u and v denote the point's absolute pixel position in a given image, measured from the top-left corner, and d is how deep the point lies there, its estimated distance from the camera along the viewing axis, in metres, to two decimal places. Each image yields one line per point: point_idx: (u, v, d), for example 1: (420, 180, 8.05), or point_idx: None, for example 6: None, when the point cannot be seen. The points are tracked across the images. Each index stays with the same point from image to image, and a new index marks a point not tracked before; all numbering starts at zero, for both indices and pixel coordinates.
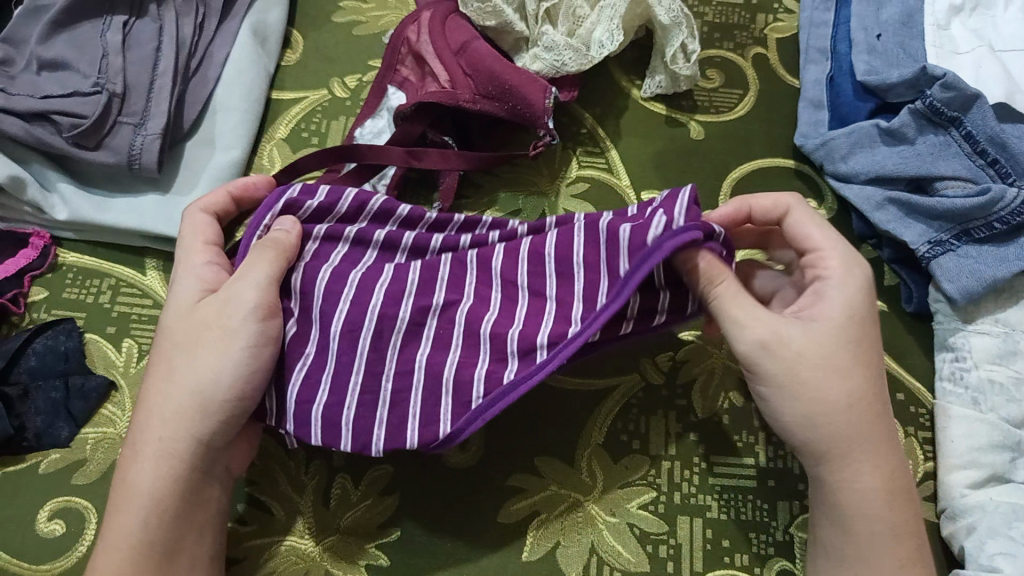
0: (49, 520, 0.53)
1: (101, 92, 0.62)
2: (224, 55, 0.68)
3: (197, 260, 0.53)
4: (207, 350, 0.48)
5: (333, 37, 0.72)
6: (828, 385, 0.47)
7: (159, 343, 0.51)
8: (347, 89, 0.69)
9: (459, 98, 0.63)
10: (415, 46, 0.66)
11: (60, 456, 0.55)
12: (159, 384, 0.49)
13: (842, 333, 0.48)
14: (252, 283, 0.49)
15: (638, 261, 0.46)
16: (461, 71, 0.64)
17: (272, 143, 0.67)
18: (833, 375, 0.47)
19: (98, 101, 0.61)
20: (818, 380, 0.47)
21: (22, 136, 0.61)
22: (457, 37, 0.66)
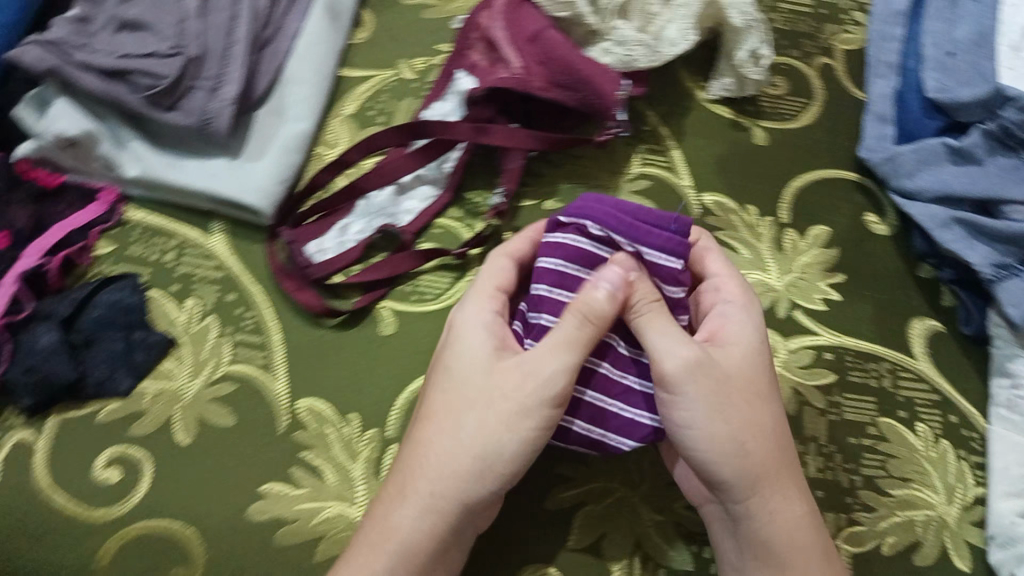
0: (105, 468, 0.54)
1: (178, 55, 0.60)
2: (297, 29, 0.68)
3: (486, 304, 0.52)
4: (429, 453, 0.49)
5: (403, 18, 0.72)
6: (748, 445, 0.49)
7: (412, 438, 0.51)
8: (415, 71, 0.70)
9: (530, 87, 0.61)
10: (488, 33, 0.65)
11: (120, 406, 0.56)
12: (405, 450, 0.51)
13: (750, 351, 0.51)
14: (470, 329, 0.51)
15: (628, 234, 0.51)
16: (534, 59, 0.62)
17: (339, 119, 0.68)
18: (742, 432, 0.49)
19: (176, 63, 0.60)
20: (741, 406, 0.49)
21: (99, 94, 0.59)
22: (531, 24, 0.63)
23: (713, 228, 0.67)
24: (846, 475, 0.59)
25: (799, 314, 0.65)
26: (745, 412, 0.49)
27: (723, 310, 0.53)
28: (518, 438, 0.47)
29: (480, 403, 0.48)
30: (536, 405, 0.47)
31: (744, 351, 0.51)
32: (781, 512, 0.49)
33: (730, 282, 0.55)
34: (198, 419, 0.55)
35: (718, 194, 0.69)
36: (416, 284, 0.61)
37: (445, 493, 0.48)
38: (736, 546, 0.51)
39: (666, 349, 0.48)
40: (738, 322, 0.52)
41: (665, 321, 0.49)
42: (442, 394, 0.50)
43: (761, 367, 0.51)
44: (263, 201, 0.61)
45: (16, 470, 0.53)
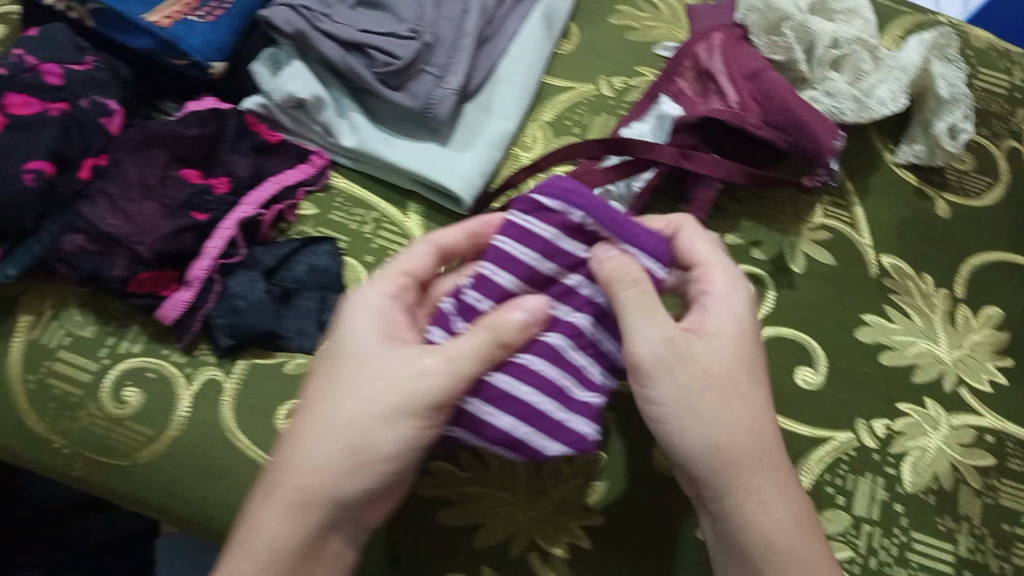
0: (287, 419, 0.55)
1: (415, 39, 0.63)
2: (514, 32, 0.70)
3: (384, 289, 0.50)
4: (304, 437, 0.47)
5: (607, 37, 0.74)
6: (687, 433, 0.47)
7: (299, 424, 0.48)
8: (613, 89, 0.72)
9: (745, 122, 0.61)
10: (706, 65, 0.65)
11: (306, 361, 0.57)
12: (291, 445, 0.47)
13: (733, 337, 0.49)
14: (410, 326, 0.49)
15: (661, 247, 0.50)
16: (750, 96, 0.63)
17: (538, 124, 0.70)
18: (690, 421, 0.47)
19: (413, 46, 0.62)
20: (717, 405, 0.48)
21: (337, 63, 0.62)
22: (749, 62, 0.64)
23: (887, 290, 0.67)
24: (995, 561, 0.59)
25: (964, 391, 0.65)
26: (729, 419, 0.48)
27: (707, 298, 0.51)
28: (402, 440, 0.46)
29: (389, 410, 0.46)
30: (386, 406, 0.46)
31: (733, 344, 0.49)
32: (761, 521, 0.48)
33: (715, 267, 0.51)
34: None
35: (896, 258, 0.69)
36: None
37: (319, 492, 0.47)
38: (722, 555, 0.51)
39: (644, 338, 0.47)
40: (732, 311, 0.50)
41: (632, 297, 0.47)
42: (348, 388, 0.47)
43: (747, 361, 0.50)
44: (465, 190, 0.63)
45: (202, 407, 0.55)
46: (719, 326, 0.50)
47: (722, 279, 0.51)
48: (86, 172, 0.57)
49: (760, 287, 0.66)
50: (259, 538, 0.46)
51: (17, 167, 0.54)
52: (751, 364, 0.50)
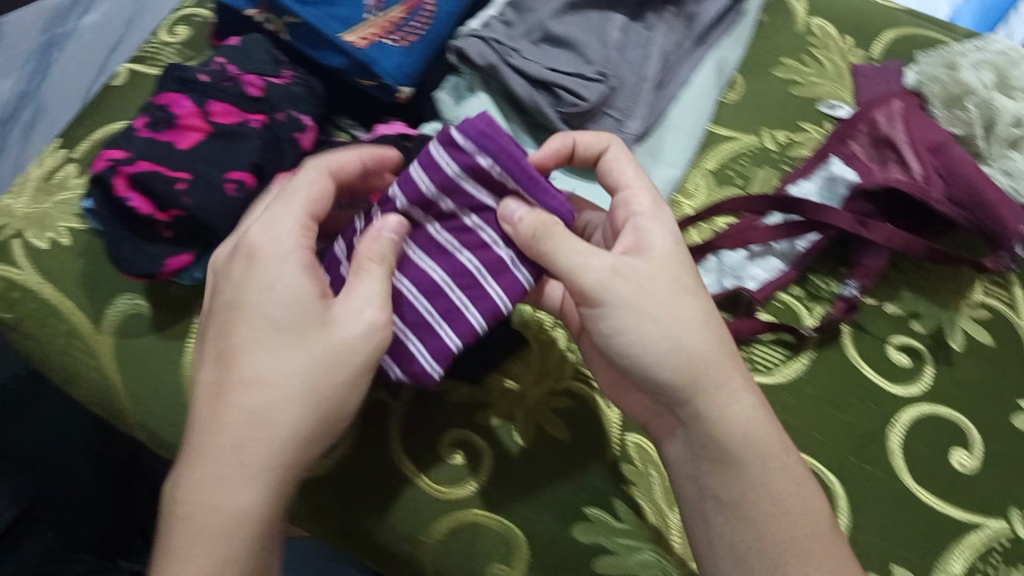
0: (451, 448, 0.58)
1: (601, 81, 0.63)
2: (687, 78, 0.69)
3: (292, 227, 0.47)
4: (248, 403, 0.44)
5: (771, 88, 0.73)
6: (621, 335, 0.47)
7: (222, 383, 0.45)
8: (777, 142, 0.71)
9: (928, 197, 0.61)
10: (886, 133, 0.65)
11: (468, 391, 0.60)
12: (214, 411, 0.44)
13: (670, 245, 0.49)
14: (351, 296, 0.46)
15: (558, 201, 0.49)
16: (934, 170, 0.63)
17: (700, 173, 0.69)
18: (624, 326, 0.47)
19: (600, 89, 0.62)
20: (662, 300, 0.47)
21: (524, 99, 0.62)
22: (933, 135, 0.64)
23: None
24: None
25: None
26: (703, 337, 0.47)
27: (638, 219, 0.50)
28: (347, 390, 0.46)
29: (324, 361, 0.45)
30: (336, 361, 0.45)
31: (667, 253, 0.48)
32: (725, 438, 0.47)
33: (644, 190, 0.51)
34: (537, 425, 0.59)
35: None
36: (752, 353, 0.64)
37: (242, 456, 0.44)
38: (686, 473, 0.51)
39: (580, 264, 0.46)
40: (659, 225, 0.49)
41: (573, 241, 0.47)
42: (264, 342, 0.45)
43: (683, 265, 0.49)
44: None
45: (372, 425, 0.59)
46: (647, 243, 0.49)
47: (649, 201, 0.50)
48: None
49: (920, 361, 0.65)
50: (226, 512, 0.43)
51: (220, 176, 0.56)
52: (680, 264, 0.49)
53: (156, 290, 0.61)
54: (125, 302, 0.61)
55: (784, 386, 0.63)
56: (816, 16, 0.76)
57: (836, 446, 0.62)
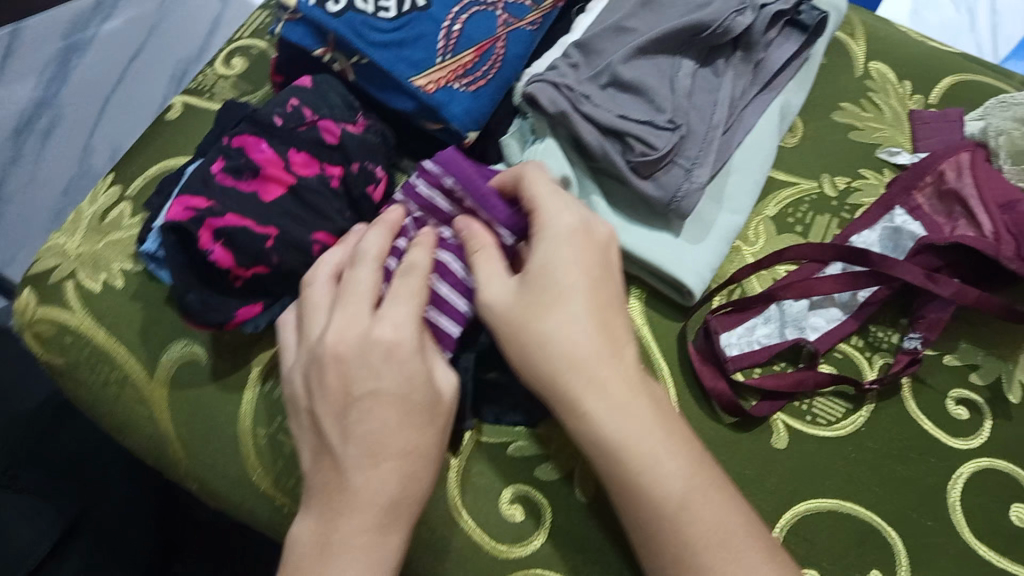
0: (510, 504, 0.57)
1: (672, 130, 0.62)
2: (752, 125, 0.69)
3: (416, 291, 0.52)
4: (380, 460, 0.48)
5: (830, 134, 0.74)
6: (528, 359, 0.50)
7: (352, 445, 0.48)
8: (836, 189, 0.71)
9: (999, 254, 0.63)
10: (954, 186, 0.67)
11: (526, 444, 0.59)
12: (353, 470, 0.48)
13: (556, 255, 0.51)
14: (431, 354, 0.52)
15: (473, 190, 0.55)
16: (1004, 226, 0.64)
17: (760, 218, 0.69)
18: (532, 349, 0.49)
19: (671, 138, 0.62)
20: (541, 318, 0.49)
21: (593, 147, 0.62)
22: (1002, 190, 0.66)
23: None
24: None
25: None
26: (585, 343, 0.49)
27: (538, 239, 0.51)
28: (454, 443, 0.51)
29: (444, 416, 0.50)
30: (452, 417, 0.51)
31: (549, 261, 0.51)
32: (597, 438, 0.49)
33: (557, 204, 0.53)
34: (597, 479, 0.58)
35: None
36: (812, 405, 0.63)
37: (389, 506, 0.48)
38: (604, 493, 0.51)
39: (487, 281, 0.52)
40: (554, 242, 0.51)
41: (485, 257, 0.53)
42: (383, 398, 0.49)
43: (592, 280, 0.51)
44: (699, 285, 0.63)
45: None
46: (536, 260, 0.51)
47: (546, 215, 0.52)
48: None
49: (978, 414, 0.65)
50: (366, 554, 0.47)
51: (306, 236, 0.57)
52: (577, 281, 0.50)
53: (218, 341, 0.59)
54: (180, 349, 0.59)
55: (845, 439, 0.62)
56: (875, 60, 0.78)
57: (899, 500, 0.61)
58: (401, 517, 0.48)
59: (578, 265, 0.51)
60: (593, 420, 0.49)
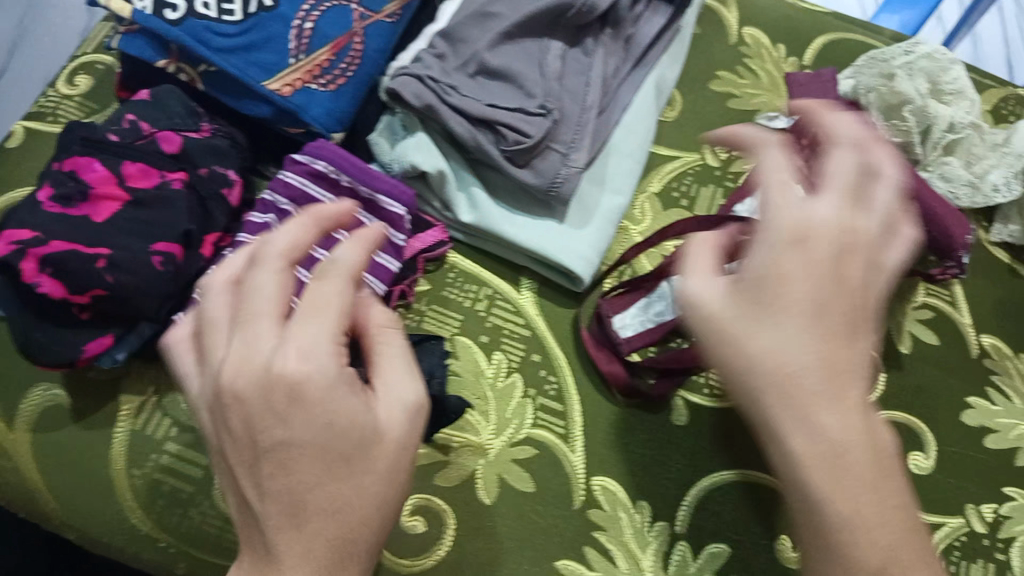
0: (411, 516, 0.55)
1: (545, 115, 0.60)
2: (629, 102, 0.68)
3: (335, 288, 0.42)
4: (321, 498, 0.40)
5: (709, 104, 0.74)
6: (758, 371, 0.40)
7: (278, 491, 0.40)
8: (718, 160, 0.71)
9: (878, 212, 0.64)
10: None
11: (425, 452, 0.57)
12: (281, 527, 0.40)
13: (834, 229, 0.42)
14: (387, 378, 0.43)
15: (359, 175, 0.55)
16: None
17: (645, 196, 0.69)
18: (780, 342, 0.41)
19: (543, 123, 0.60)
20: (789, 326, 0.41)
21: (464, 138, 0.59)
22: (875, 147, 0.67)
23: (989, 370, 0.68)
24: None
25: None
26: (812, 317, 0.41)
27: (800, 202, 0.43)
28: (389, 488, 0.41)
29: (392, 451, 0.41)
30: (395, 460, 0.41)
31: (831, 236, 0.42)
32: (779, 452, 0.40)
33: (830, 180, 0.44)
34: (498, 480, 0.57)
35: (995, 337, 0.70)
36: (709, 377, 0.62)
37: (333, 570, 0.40)
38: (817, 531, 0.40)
39: (711, 289, 0.42)
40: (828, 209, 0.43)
41: (701, 252, 0.44)
42: (313, 416, 0.40)
43: (850, 249, 0.43)
44: (585, 270, 0.62)
45: None
46: (779, 226, 0.42)
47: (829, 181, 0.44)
48: (208, 250, 0.55)
49: None
50: None
51: (145, 250, 0.52)
52: (824, 249, 0.42)
53: (73, 378, 0.57)
54: (40, 395, 0.56)
55: None
56: (749, 27, 0.78)
57: None
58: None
59: (816, 264, 0.42)
60: (791, 441, 0.40)
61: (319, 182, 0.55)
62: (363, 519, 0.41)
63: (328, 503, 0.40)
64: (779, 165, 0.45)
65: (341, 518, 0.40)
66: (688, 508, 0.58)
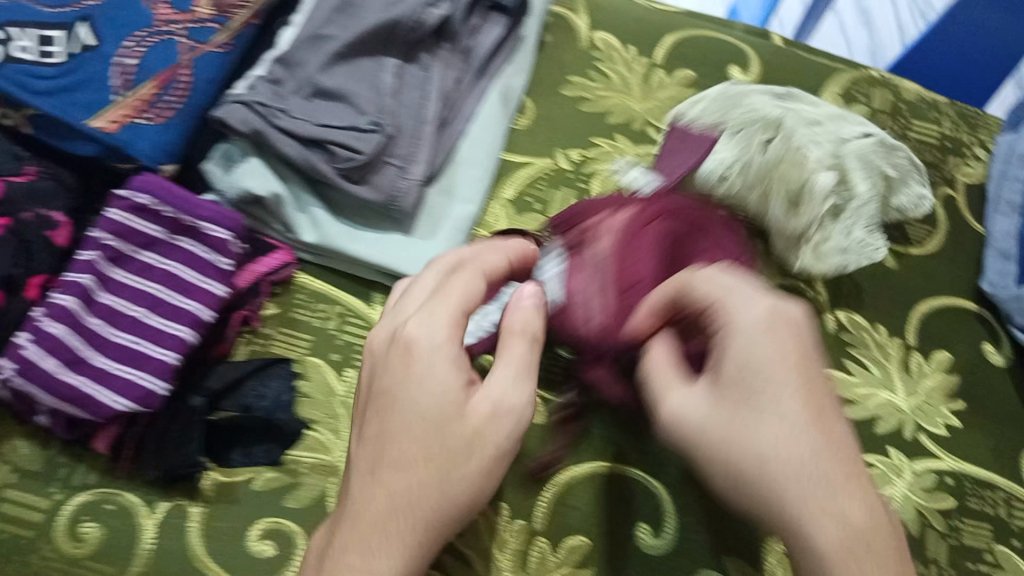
0: (260, 540, 0.56)
1: (377, 131, 0.61)
2: (474, 112, 0.69)
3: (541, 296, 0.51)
4: (420, 449, 0.44)
5: (561, 109, 0.76)
6: (787, 481, 0.44)
7: (392, 444, 0.44)
8: (571, 161, 0.73)
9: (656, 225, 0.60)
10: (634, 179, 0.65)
11: (273, 475, 0.58)
12: (368, 476, 0.44)
13: (763, 352, 0.46)
14: (502, 377, 0.47)
15: (180, 204, 0.56)
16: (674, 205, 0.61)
17: (499, 203, 0.70)
18: (765, 445, 0.44)
19: (375, 139, 0.61)
20: (777, 439, 0.44)
21: (296, 160, 0.60)
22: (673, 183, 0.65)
23: (846, 343, 0.70)
24: None
25: (923, 437, 0.68)
26: (808, 425, 0.45)
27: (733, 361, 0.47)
28: (495, 467, 0.46)
29: (501, 446, 0.46)
30: (502, 444, 0.46)
31: (756, 349, 0.46)
32: (814, 536, 0.43)
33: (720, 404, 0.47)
34: None
35: (852, 312, 0.72)
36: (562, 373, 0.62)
37: (433, 518, 0.44)
38: None
39: (705, 413, 0.47)
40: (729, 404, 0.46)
41: (744, 425, 0.45)
42: (439, 387, 0.45)
43: (799, 349, 0.47)
44: None
45: (169, 529, 0.55)
46: (752, 357, 0.46)
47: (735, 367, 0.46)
48: (33, 292, 0.54)
49: None
50: (388, 550, 0.43)
51: None
52: (769, 355, 0.46)
53: None
54: None
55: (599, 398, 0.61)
56: (599, 30, 0.80)
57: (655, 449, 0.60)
58: (407, 523, 0.43)
59: (785, 355, 0.46)
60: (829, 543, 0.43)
61: (141, 215, 0.56)
62: (475, 478, 0.45)
63: (433, 463, 0.44)
64: (745, 309, 0.48)
65: (416, 472, 0.44)
66: (547, 503, 0.57)
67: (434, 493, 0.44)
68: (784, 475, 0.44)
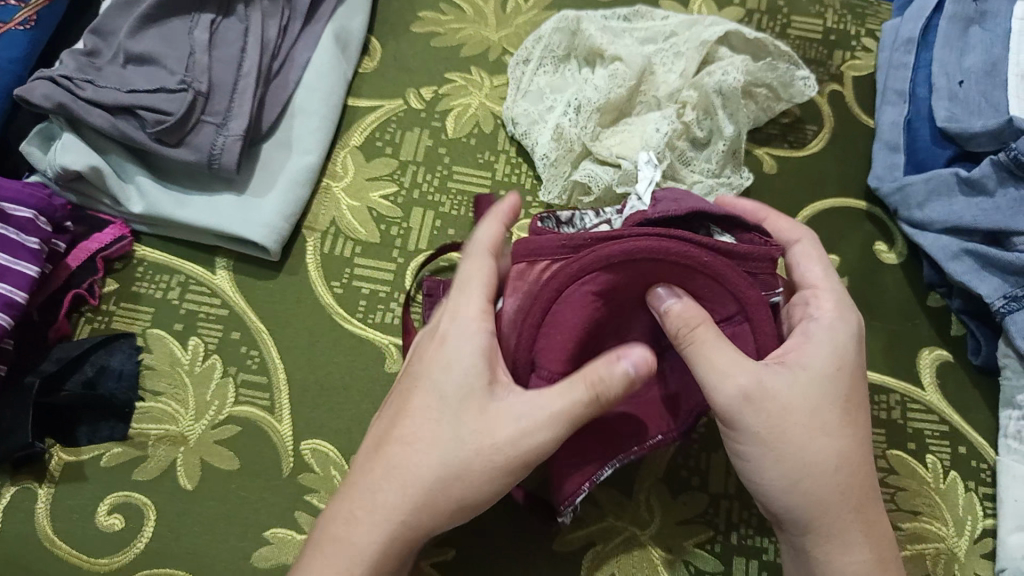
0: (108, 514, 0.55)
1: (186, 90, 0.61)
2: (306, 59, 0.68)
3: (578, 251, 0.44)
4: (432, 429, 0.45)
5: (411, 48, 0.72)
6: (808, 453, 0.45)
7: (399, 420, 0.46)
8: (423, 100, 0.70)
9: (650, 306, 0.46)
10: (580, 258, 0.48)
11: (121, 450, 0.57)
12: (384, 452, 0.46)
13: (842, 358, 0.48)
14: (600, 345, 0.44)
15: None
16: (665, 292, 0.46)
17: (347, 150, 0.68)
18: (799, 439, 0.45)
19: (184, 99, 0.60)
20: (802, 438, 0.45)
21: (107, 130, 0.60)
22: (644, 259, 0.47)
23: None
24: None
25: None
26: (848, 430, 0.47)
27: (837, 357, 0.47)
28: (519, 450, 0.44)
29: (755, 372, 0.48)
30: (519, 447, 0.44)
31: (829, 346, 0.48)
32: (824, 498, 0.46)
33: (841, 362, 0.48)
34: (199, 464, 0.56)
35: None
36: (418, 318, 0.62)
37: (423, 505, 0.45)
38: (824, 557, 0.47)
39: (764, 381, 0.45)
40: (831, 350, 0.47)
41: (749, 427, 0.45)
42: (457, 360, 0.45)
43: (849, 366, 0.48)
44: (269, 236, 0.61)
45: (17, 513, 0.55)
46: (842, 346, 0.48)
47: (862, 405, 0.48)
48: None
49: None
50: (377, 526, 0.44)
51: None
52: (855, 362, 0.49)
53: None
54: None
55: None
56: None
57: None
58: (409, 510, 0.44)
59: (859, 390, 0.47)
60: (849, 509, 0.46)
61: None
62: (495, 462, 0.44)
63: (440, 441, 0.44)
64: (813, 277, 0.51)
65: (434, 463, 0.44)
66: None
67: (452, 484, 0.44)
68: (810, 448, 0.45)
